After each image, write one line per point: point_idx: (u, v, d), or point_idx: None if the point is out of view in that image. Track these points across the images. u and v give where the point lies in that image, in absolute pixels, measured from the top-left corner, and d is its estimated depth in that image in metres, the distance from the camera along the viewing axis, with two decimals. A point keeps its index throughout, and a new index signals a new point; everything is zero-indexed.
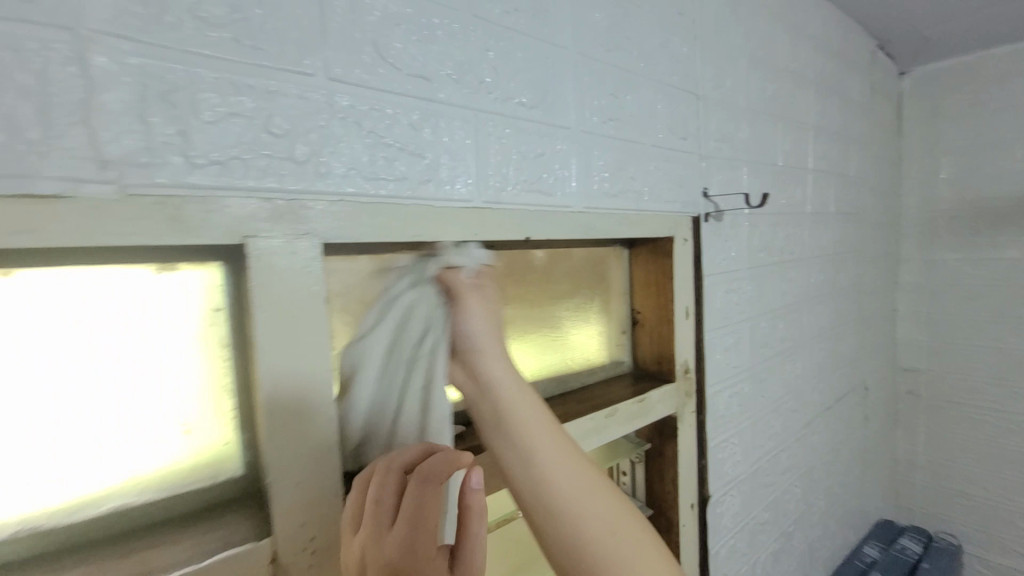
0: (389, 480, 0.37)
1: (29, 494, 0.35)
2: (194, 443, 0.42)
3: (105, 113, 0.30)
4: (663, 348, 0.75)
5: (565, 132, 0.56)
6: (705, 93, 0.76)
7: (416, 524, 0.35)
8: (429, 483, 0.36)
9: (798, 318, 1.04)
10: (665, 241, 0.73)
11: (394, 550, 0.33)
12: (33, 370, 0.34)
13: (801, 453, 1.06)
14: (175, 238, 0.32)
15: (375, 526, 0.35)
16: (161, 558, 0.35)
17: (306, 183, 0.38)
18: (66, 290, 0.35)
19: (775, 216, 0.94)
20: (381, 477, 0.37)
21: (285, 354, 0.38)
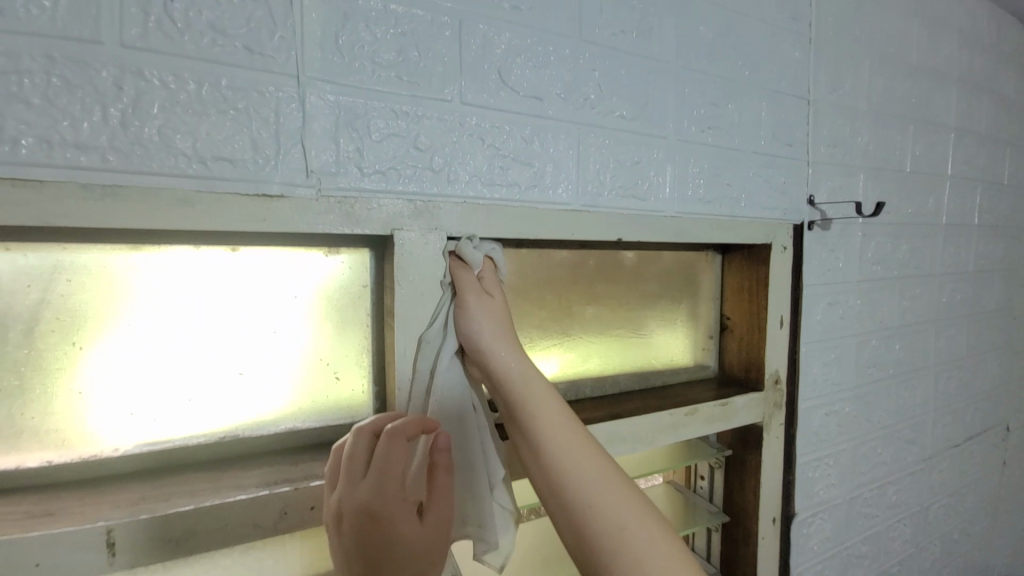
0: (362, 439, 0.42)
1: (240, 407, 0.49)
2: (341, 387, 0.54)
3: (312, 136, 0.41)
4: (752, 355, 0.75)
5: (662, 141, 0.60)
6: (818, 97, 0.74)
7: (387, 473, 0.41)
8: (397, 439, 0.42)
9: (920, 341, 0.94)
10: (762, 248, 0.72)
11: (367, 494, 0.40)
12: (245, 319, 0.49)
13: (913, 490, 0.96)
14: (348, 227, 0.43)
15: (348, 478, 0.40)
16: (320, 468, 0.47)
17: (439, 187, 0.47)
18: (268, 264, 0.49)
19: (897, 226, 0.86)
20: (355, 435, 0.43)
21: (415, 324, 0.47)
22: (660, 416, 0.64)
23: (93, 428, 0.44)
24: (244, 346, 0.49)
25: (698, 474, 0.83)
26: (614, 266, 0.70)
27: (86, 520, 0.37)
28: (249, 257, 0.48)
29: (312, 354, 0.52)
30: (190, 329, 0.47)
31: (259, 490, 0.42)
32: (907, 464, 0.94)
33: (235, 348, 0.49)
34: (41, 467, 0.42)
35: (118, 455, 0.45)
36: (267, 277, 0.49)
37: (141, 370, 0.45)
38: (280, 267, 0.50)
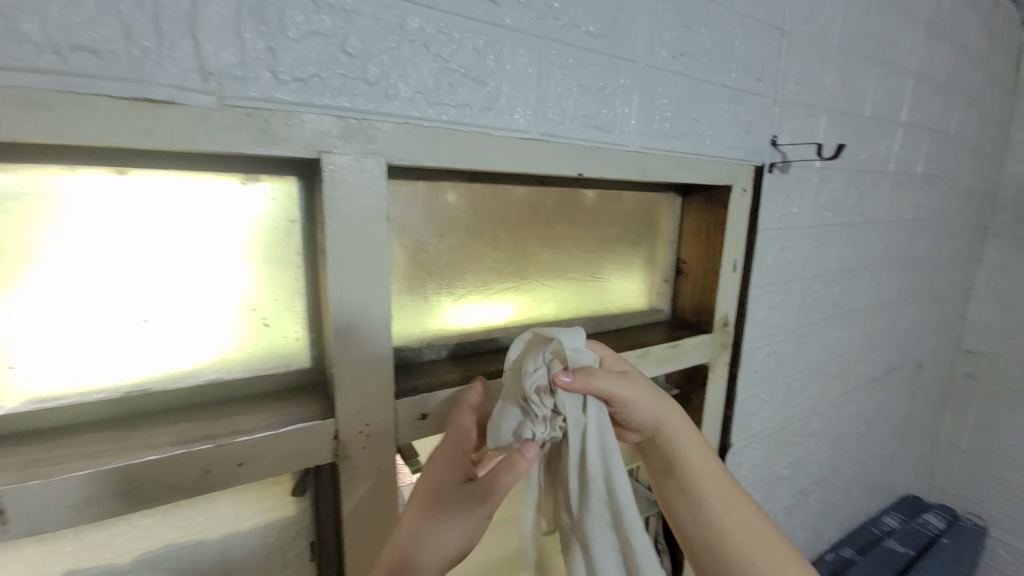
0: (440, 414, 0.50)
1: (149, 358, 0.43)
2: (272, 335, 0.48)
3: (207, 27, 0.33)
4: (704, 299, 0.75)
5: (629, 66, 0.54)
6: (793, 28, 0.69)
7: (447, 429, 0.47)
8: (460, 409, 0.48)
9: (857, 286, 0.99)
10: (722, 190, 0.70)
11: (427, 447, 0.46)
12: (145, 258, 0.41)
13: (834, 420, 1.05)
14: (263, 148, 0.36)
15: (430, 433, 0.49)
16: (248, 423, 0.42)
17: (375, 104, 0.40)
18: (165, 191, 0.41)
19: (850, 173, 0.87)
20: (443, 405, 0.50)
21: (351, 263, 0.42)
22: None
23: None
24: (145, 289, 0.42)
25: None
26: (573, 205, 0.66)
27: None
28: (140, 182, 0.40)
29: (233, 299, 0.46)
30: (76, 269, 0.39)
31: (174, 448, 0.38)
32: (831, 397, 1.02)
33: (135, 292, 0.41)
34: None
35: None
36: (166, 207, 0.41)
37: (17, 318, 0.38)
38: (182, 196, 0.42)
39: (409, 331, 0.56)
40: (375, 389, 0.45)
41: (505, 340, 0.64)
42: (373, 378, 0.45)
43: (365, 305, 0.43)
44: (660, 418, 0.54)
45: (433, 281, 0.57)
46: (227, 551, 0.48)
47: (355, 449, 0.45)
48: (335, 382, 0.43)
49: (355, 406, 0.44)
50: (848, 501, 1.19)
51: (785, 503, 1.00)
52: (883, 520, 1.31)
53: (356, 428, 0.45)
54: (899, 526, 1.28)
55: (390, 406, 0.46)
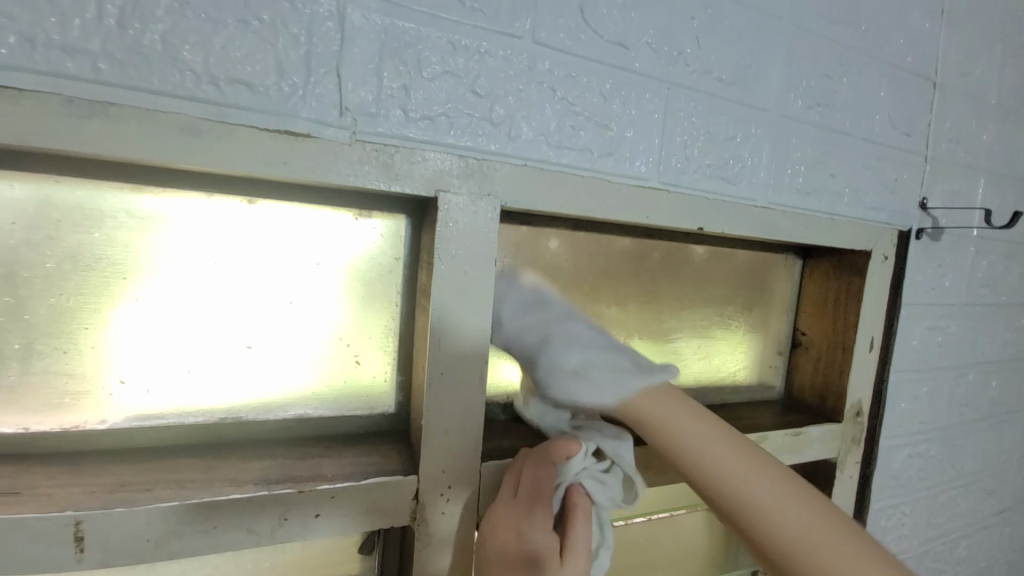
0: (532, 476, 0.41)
1: (247, 387, 0.42)
2: (360, 374, 0.46)
3: (351, 65, 0.33)
4: (831, 378, 0.64)
5: (761, 115, 0.49)
6: (947, 80, 0.61)
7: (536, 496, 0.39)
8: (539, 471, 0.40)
9: (1019, 381, 0.81)
10: (856, 255, 0.61)
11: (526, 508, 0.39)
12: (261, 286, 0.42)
13: (988, 548, 0.84)
14: (385, 184, 0.35)
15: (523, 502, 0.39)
16: (329, 469, 0.39)
17: (497, 144, 0.38)
18: (284, 219, 0.41)
19: (1013, 245, 0.73)
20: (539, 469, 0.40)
21: (457, 303, 0.39)
22: None
23: (80, 391, 0.38)
24: (249, 316, 0.42)
25: None
26: (681, 262, 0.60)
27: (54, 505, 0.32)
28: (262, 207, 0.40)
29: (320, 330, 0.44)
30: (197, 291, 0.40)
31: (256, 488, 0.35)
32: (985, 517, 0.82)
33: (244, 322, 0.41)
34: (20, 435, 0.36)
35: (103, 428, 0.38)
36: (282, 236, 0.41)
37: (147, 336, 0.39)
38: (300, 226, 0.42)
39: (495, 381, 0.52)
40: (462, 447, 0.41)
41: None
42: (461, 434, 0.40)
43: (467, 352, 0.40)
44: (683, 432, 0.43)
45: None
46: None
47: (434, 512, 0.40)
48: (422, 436, 0.39)
49: (439, 465, 0.40)
50: None
51: None
52: None
53: (437, 489, 0.40)
54: None
55: (476, 469, 0.41)
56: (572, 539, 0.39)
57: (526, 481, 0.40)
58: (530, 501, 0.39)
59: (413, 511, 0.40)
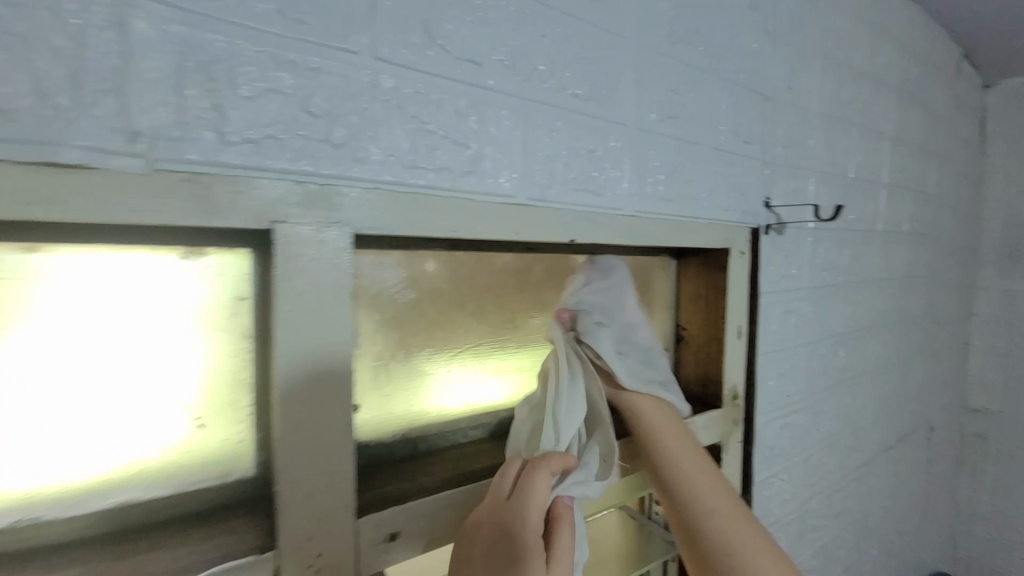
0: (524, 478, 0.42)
1: (48, 478, 0.34)
2: (209, 437, 0.39)
3: (141, 83, 0.28)
4: (710, 367, 0.69)
5: (619, 128, 0.51)
6: (775, 94, 0.70)
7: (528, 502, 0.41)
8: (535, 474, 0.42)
9: (861, 348, 0.94)
10: (718, 253, 0.67)
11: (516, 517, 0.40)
12: (60, 349, 0.34)
13: (856, 496, 0.96)
14: (201, 219, 0.30)
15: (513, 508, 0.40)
16: (158, 565, 0.32)
17: (341, 167, 0.35)
18: (80, 266, 0.34)
19: (842, 233, 0.85)
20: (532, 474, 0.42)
21: (307, 348, 0.35)
22: None
23: None
24: (44, 389, 0.34)
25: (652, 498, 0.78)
26: (564, 272, 0.61)
27: None
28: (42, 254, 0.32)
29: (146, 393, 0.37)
30: None
31: None
32: (850, 470, 0.94)
33: (37, 395, 0.34)
34: None
35: None
36: (79, 287, 0.34)
37: None
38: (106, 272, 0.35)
39: (377, 420, 0.48)
40: (329, 505, 0.36)
41: (491, 426, 0.56)
42: (327, 490, 0.36)
43: (324, 397, 0.36)
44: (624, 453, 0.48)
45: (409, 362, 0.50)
46: None
47: None
48: (277, 502, 0.34)
49: (302, 530, 0.35)
50: None
51: None
52: None
53: (303, 558, 0.35)
54: None
55: (351, 528, 0.37)
56: (559, 546, 0.41)
57: (521, 487, 0.41)
58: (523, 505, 0.40)
59: None
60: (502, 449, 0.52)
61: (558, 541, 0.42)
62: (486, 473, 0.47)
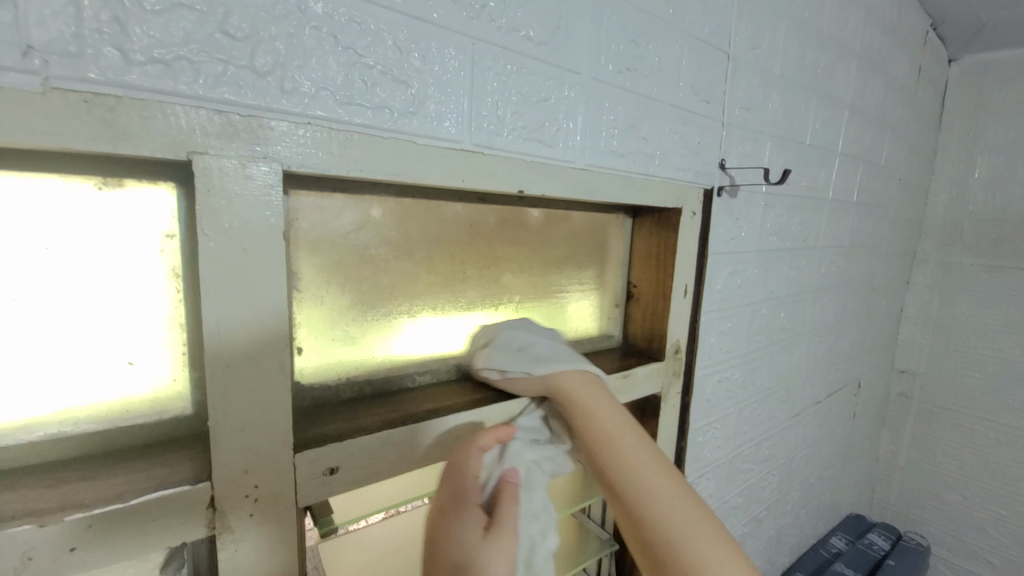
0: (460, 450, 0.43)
1: None
2: (139, 376, 0.39)
3: None
4: (656, 324, 0.72)
5: (574, 77, 0.50)
6: (738, 52, 0.69)
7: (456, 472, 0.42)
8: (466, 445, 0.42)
9: (801, 310, 1.00)
10: (671, 212, 0.68)
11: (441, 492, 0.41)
12: None
13: (784, 444, 1.05)
14: (108, 146, 0.28)
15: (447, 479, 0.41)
16: (85, 494, 0.33)
17: (268, 99, 0.33)
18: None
19: (793, 199, 0.88)
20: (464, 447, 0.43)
21: (235, 293, 0.34)
22: None
23: None
24: None
25: None
26: (517, 226, 0.61)
27: None
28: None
29: (69, 331, 0.37)
30: None
31: None
32: (780, 421, 1.02)
33: None
34: None
35: None
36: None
37: None
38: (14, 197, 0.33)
39: (321, 365, 0.48)
40: (266, 441, 0.37)
41: (440, 373, 0.58)
42: (262, 427, 0.37)
43: (259, 338, 0.36)
44: (601, 427, 0.45)
45: (358, 311, 0.50)
46: None
47: (238, 516, 0.37)
48: (212, 437, 0.35)
49: (238, 464, 0.36)
50: (797, 522, 1.20)
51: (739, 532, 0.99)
52: (831, 541, 1.31)
53: (240, 490, 0.36)
54: (845, 547, 1.29)
55: (291, 462, 0.39)
56: (502, 522, 0.40)
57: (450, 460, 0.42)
58: (450, 477, 0.41)
59: (212, 518, 0.36)
60: (447, 394, 0.54)
61: (502, 520, 0.40)
62: (427, 414, 0.48)
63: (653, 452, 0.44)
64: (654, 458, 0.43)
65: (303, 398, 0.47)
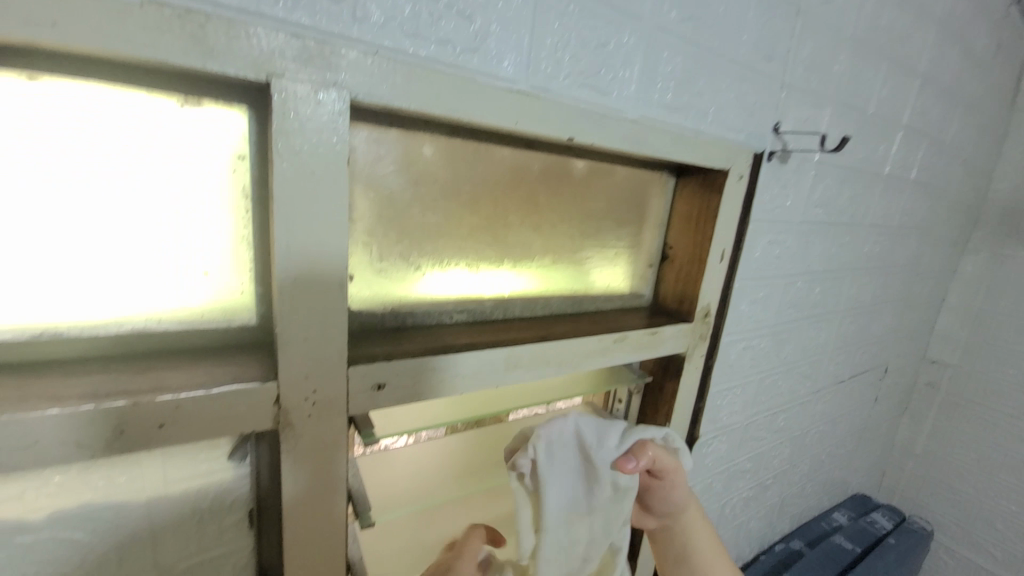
0: None
1: (75, 303, 0.39)
2: (212, 285, 0.43)
3: None
4: (688, 287, 0.72)
5: (635, 23, 0.49)
6: (810, 6, 0.65)
7: None
8: None
9: (836, 288, 0.98)
10: (717, 173, 0.67)
11: None
12: (74, 184, 0.37)
13: (800, 419, 1.07)
14: (198, 61, 0.30)
15: None
16: (172, 380, 0.38)
17: (340, 27, 0.35)
18: (74, 82, 0.35)
19: (846, 171, 0.85)
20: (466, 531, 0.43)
21: (303, 212, 0.36)
22: (588, 342, 0.61)
23: None
24: (63, 220, 0.37)
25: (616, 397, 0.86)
26: (561, 176, 0.62)
27: None
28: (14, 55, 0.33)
29: (154, 239, 0.40)
30: None
31: (81, 403, 0.33)
32: (800, 395, 1.03)
33: (55, 223, 0.37)
34: None
35: None
36: (68, 102, 0.35)
37: None
38: (98, 93, 0.36)
39: (369, 292, 0.51)
40: (324, 353, 0.41)
41: (475, 313, 0.60)
42: (322, 339, 0.40)
43: (321, 258, 0.38)
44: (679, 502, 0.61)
45: (405, 245, 0.53)
46: (155, 510, 0.45)
47: (298, 416, 0.42)
48: (280, 342, 0.39)
49: (300, 370, 0.40)
50: (801, 494, 1.23)
51: (744, 494, 1.03)
52: (833, 515, 1.34)
53: (301, 394, 0.41)
54: (846, 522, 1.31)
55: (345, 376, 0.43)
56: None
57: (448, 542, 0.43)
58: None
59: (277, 415, 0.41)
60: (483, 332, 0.56)
61: None
62: (464, 346, 0.52)
63: (699, 510, 0.64)
64: (699, 514, 0.64)
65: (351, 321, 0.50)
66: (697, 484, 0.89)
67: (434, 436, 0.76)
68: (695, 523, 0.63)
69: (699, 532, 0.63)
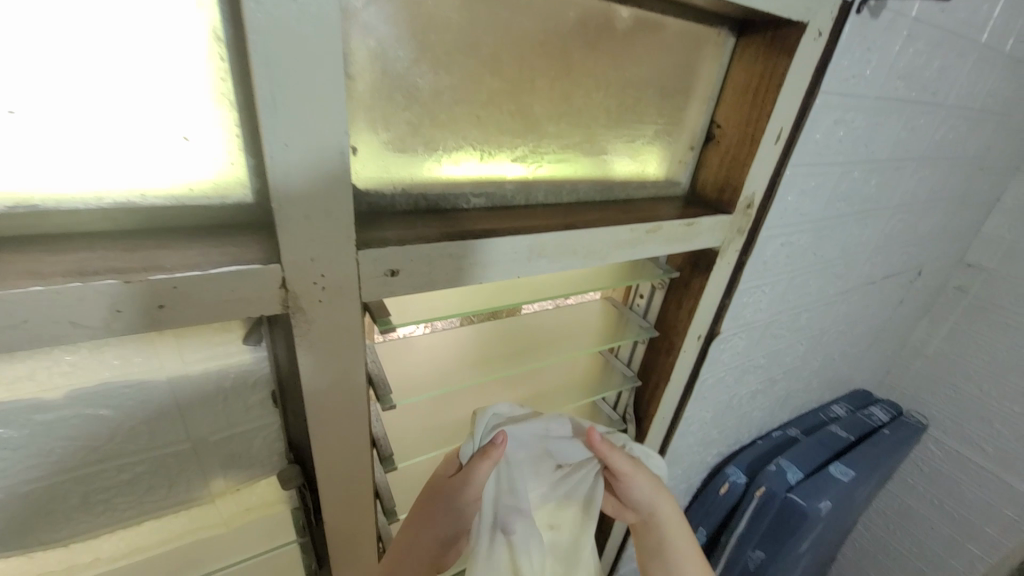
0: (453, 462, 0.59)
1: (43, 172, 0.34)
2: (197, 155, 0.37)
3: None
4: (733, 172, 0.64)
5: None
6: None
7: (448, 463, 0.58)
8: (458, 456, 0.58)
9: (893, 181, 0.88)
10: (789, 28, 0.55)
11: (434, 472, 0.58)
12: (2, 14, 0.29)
13: (822, 319, 1.04)
14: None
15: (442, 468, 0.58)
16: (166, 259, 0.34)
17: None
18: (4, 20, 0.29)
19: (943, 33, 0.70)
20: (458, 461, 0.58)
21: (286, 47, 0.31)
22: (619, 233, 0.55)
23: None
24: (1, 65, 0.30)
25: (638, 292, 0.84)
26: (599, 29, 0.51)
27: None
28: None
29: (118, 94, 0.34)
30: None
31: (68, 281, 0.30)
32: (827, 296, 0.99)
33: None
34: None
35: None
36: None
37: None
38: (39, 59, 0.31)
39: (377, 170, 0.45)
40: (328, 232, 0.37)
41: (494, 198, 0.54)
42: (324, 215, 0.36)
43: (314, 111, 0.33)
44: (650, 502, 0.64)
45: (415, 114, 0.45)
46: (179, 389, 0.45)
47: (309, 301, 0.39)
48: (277, 217, 0.35)
49: (304, 251, 0.37)
50: (807, 389, 1.26)
51: (753, 388, 1.05)
52: (832, 408, 1.39)
53: (309, 278, 0.38)
54: (844, 414, 1.36)
55: (355, 260, 0.39)
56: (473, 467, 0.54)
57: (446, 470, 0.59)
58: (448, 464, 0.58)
59: (285, 300, 0.38)
60: (503, 218, 0.51)
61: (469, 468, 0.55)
62: (484, 232, 0.47)
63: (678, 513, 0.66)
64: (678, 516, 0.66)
65: (359, 203, 0.45)
66: (710, 378, 0.90)
67: (451, 326, 0.77)
68: (674, 521, 0.66)
69: (680, 530, 0.66)
